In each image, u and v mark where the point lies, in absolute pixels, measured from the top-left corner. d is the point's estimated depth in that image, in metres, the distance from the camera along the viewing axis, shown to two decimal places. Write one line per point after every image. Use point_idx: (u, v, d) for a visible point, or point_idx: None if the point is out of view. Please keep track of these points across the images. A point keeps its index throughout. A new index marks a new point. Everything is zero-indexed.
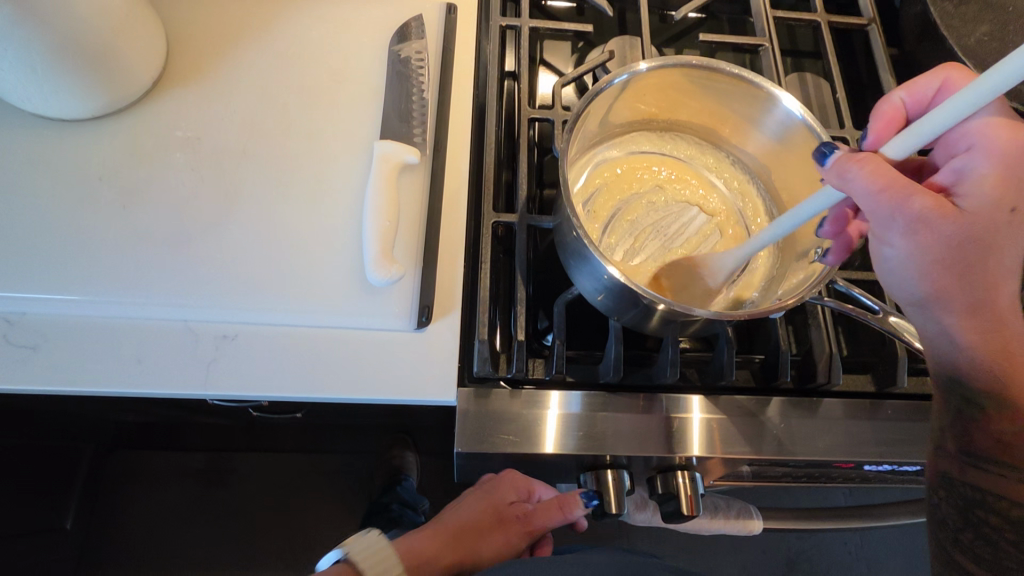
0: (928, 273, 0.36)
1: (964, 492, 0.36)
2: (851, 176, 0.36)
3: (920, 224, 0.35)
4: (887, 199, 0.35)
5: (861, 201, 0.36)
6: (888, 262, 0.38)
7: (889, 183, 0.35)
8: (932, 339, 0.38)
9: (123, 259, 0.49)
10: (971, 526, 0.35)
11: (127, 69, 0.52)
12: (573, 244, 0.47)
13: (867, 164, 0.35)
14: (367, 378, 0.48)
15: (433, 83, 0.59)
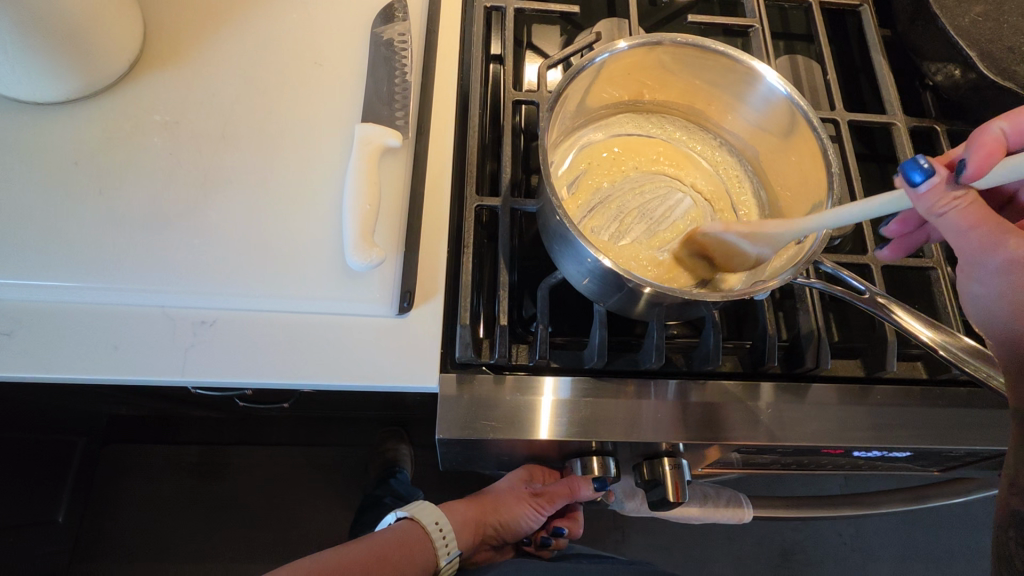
0: (1019, 305, 0.35)
1: (1019, 496, 0.33)
2: (946, 211, 0.35)
3: (1014, 266, 0.34)
4: (979, 236, 0.35)
5: (952, 238, 0.36)
6: (978, 301, 0.37)
7: (981, 219, 0.35)
8: (1012, 363, 0.36)
9: (100, 245, 0.48)
10: (1020, 521, 0.32)
11: (102, 51, 0.51)
12: (555, 227, 0.46)
13: (963, 201, 0.34)
14: (348, 364, 0.47)
15: (417, 66, 0.58)
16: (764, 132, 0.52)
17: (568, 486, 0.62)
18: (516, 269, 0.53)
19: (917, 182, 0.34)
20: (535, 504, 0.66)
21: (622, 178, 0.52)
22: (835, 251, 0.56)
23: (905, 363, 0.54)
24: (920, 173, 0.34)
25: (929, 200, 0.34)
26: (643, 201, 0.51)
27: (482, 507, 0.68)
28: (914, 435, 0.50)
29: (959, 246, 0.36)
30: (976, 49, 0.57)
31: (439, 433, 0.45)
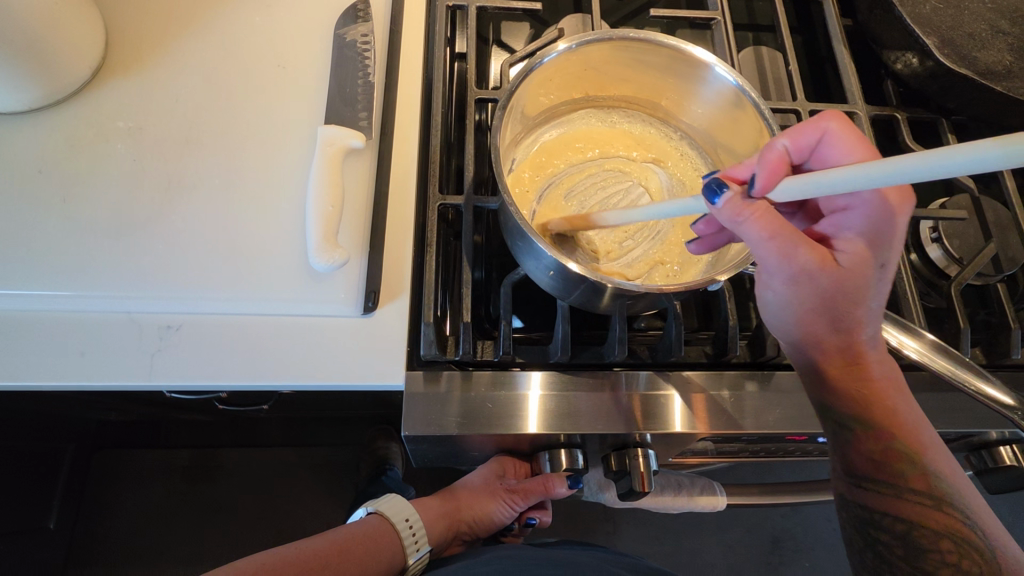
0: (804, 317, 0.40)
1: (858, 514, 0.43)
2: (744, 221, 0.36)
3: (803, 276, 0.38)
4: (775, 247, 0.36)
5: (752, 246, 0.37)
6: (770, 305, 0.42)
7: (777, 231, 0.36)
8: (804, 363, 0.43)
9: (66, 253, 0.49)
10: (870, 546, 0.42)
11: (63, 59, 0.51)
12: (515, 225, 0.46)
13: (756, 211, 0.35)
14: (314, 364, 0.47)
15: (381, 66, 0.58)
16: (719, 124, 0.52)
17: (544, 483, 0.65)
18: (482, 266, 0.54)
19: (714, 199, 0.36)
20: (508, 499, 0.67)
21: (582, 176, 0.53)
22: None
23: None
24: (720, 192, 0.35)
25: (727, 212, 0.36)
26: (603, 197, 0.51)
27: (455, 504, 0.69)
28: None
29: (757, 255, 0.37)
30: (936, 36, 0.58)
31: (405, 430, 0.46)
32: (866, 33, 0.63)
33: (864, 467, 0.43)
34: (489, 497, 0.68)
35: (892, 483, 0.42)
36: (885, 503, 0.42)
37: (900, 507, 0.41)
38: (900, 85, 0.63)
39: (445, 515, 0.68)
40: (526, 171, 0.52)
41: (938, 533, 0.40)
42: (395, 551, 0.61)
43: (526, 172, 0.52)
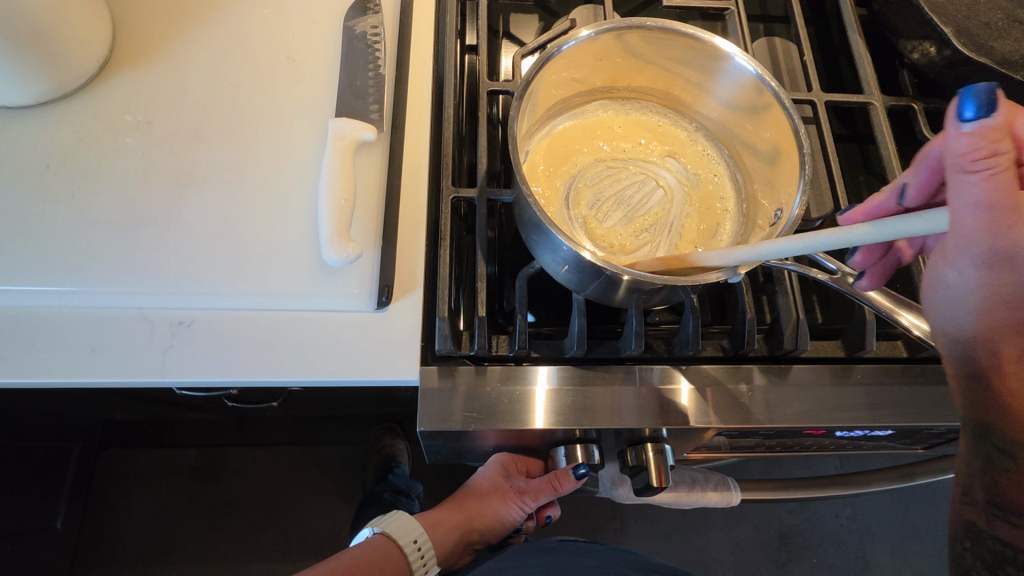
0: (988, 308, 0.33)
1: (988, 545, 0.34)
2: (977, 172, 0.30)
3: (1003, 260, 0.31)
4: (995, 217, 0.30)
5: (959, 211, 0.31)
6: (949, 289, 0.35)
7: (1013, 200, 0.30)
8: (960, 372, 0.36)
9: (76, 248, 0.48)
10: (975, 542, 0.35)
11: (70, 52, 0.51)
12: (530, 217, 0.46)
13: (1003, 165, 0.29)
14: (328, 360, 0.47)
15: (391, 59, 0.57)
16: (737, 114, 0.51)
17: (550, 482, 0.62)
18: (496, 260, 0.53)
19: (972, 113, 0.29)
20: (518, 500, 0.66)
21: (598, 168, 0.52)
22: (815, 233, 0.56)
23: (885, 342, 0.54)
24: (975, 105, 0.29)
25: (967, 143, 0.29)
26: (619, 190, 0.51)
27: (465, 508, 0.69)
28: (895, 412, 0.50)
29: (960, 223, 0.31)
30: (954, 25, 0.57)
31: (420, 426, 0.45)
32: (881, 23, 0.62)
33: (1017, 500, 0.33)
34: (499, 498, 0.67)
35: None
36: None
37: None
38: (916, 76, 0.62)
39: (457, 518, 0.69)
40: (545, 168, 0.51)
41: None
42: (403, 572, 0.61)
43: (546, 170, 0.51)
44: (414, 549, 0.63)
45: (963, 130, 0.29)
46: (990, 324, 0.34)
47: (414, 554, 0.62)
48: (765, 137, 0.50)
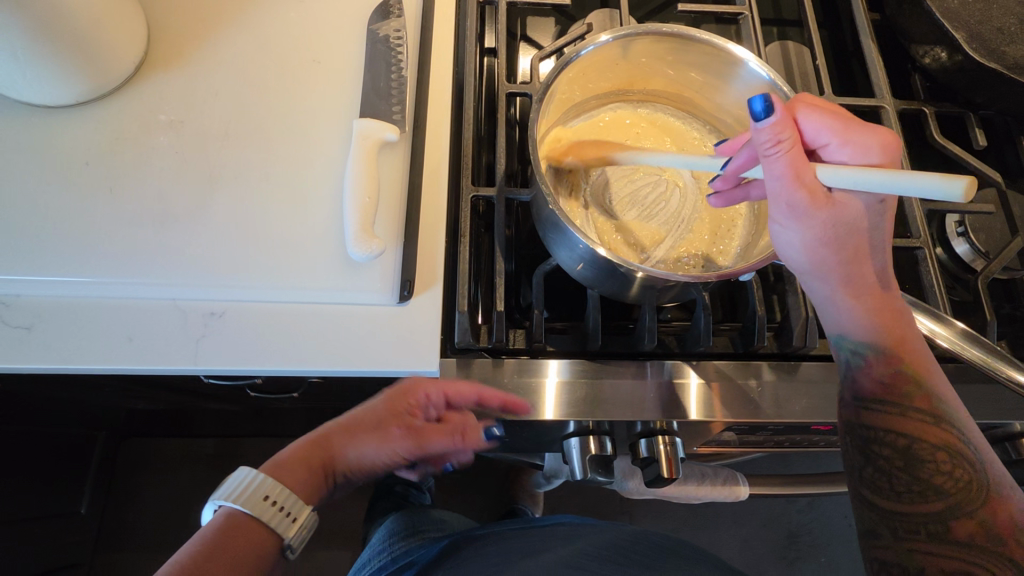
0: (819, 254, 0.40)
1: (861, 433, 0.41)
2: (773, 152, 0.36)
3: (829, 221, 0.38)
4: (797, 189, 0.37)
5: (772, 186, 0.38)
6: (784, 241, 0.41)
7: (800, 173, 0.37)
8: (822, 306, 0.44)
9: (113, 241, 0.51)
10: (871, 461, 0.40)
11: (108, 55, 0.53)
12: (548, 217, 0.47)
13: (789, 147, 0.36)
14: (352, 351, 0.49)
15: (413, 62, 0.59)
16: (751, 116, 0.53)
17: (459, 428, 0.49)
18: (513, 256, 0.55)
19: (761, 113, 0.35)
20: (405, 437, 0.50)
21: (614, 168, 0.53)
22: None
23: None
24: (764, 106, 0.35)
25: (768, 134, 0.36)
26: (634, 190, 0.52)
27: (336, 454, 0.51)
28: None
29: (770, 192, 0.38)
30: (965, 30, 0.58)
31: (441, 416, 0.47)
32: (894, 27, 0.63)
33: (871, 390, 0.42)
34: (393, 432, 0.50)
35: (897, 404, 0.40)
36: (890, 422, 0.40)
37: (922, 431, 0.39)
38: (928, 80, 0.63)
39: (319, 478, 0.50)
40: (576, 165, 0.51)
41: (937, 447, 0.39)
42: (261, 543, 0.45)
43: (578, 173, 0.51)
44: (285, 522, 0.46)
45: (759, 126, 0.36)
46: (836, 269, 0.41)
47: (274, 519, 0.45)
48: None
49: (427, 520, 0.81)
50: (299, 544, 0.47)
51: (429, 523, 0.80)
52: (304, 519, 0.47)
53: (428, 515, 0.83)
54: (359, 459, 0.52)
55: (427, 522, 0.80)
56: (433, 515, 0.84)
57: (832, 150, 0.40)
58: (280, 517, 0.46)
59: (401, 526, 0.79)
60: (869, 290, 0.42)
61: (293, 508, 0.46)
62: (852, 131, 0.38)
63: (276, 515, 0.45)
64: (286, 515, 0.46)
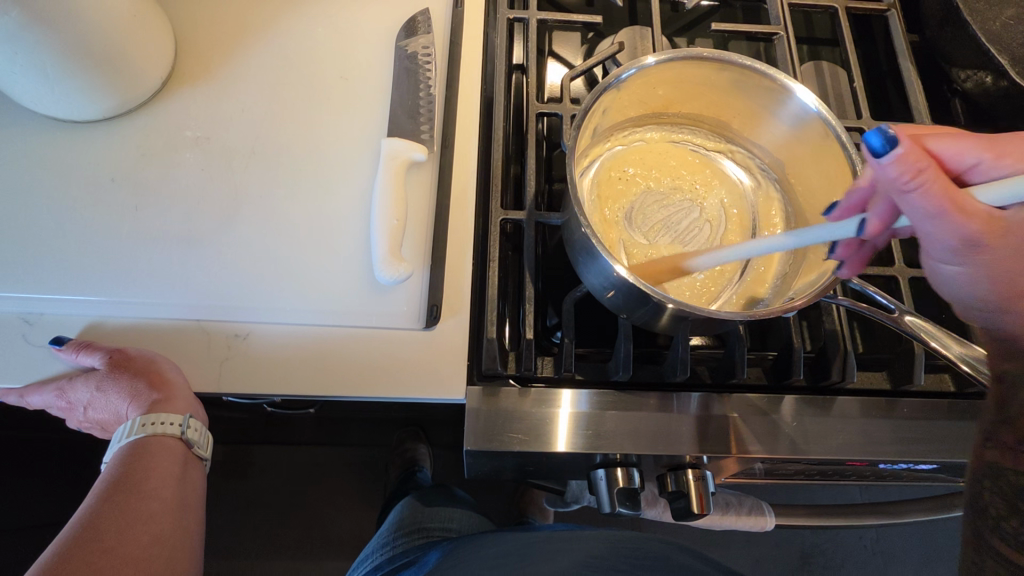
0: (986, 281, 0.36)
1: (1008, 476, 0.30)
2: (913, 187, 0.33)
3: (969, 246, 0.34)
4: (948, 220, 0.33)
5: (915, 218, 0.35)
6: (946, 275, 0.38)
7: (955, 203, 0.33)
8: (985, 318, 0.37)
9: (138, 258, 0.50)
10: (1020, 511, 0.29)
11: (137, 69, 0.52)
12: (580, 242, 0.46)
13: (930, 179, 0.33)
14: (377, 376, 0.48)
15: (441, 79, 0.58)
16: (792, 144, 0.51)
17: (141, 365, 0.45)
18: (540, 279, 0.54)
19: (879, 148, 0.32)
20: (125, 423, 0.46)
21: (646, 193, 0.52)
22: (860, 261, 0.55)
23: (933, 375, 0.53)
24: (881, 140, 0.32)
25: (894, 169, 0.33)
26: (667, 216, 0.51)
27: (132, 350, 0.45)
28: (942, 448, 0.49)
29: (921, 226, 0.35)
30: (1008, 54, 0.57)
31: (469, 446, 0.46)
32: (933, 50, 0.61)
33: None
34: (134, 382, 0.45)
35: None
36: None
37: None
38: (968, 104, 0.61)
39: (142, 394, 0.45)
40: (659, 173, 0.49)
41: None
42: (170, 457, 0.48)
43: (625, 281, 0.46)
44: (174, 430, 0.47)
45: (882, 162, 0.33)
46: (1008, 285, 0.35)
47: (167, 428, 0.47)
48: (819, 170, 0.50)
49: (437, 516, 0.79)
50: (206, 445, 0.51)
51: (437, 519, 0.79)
52: (192, 423, 0.48)
53: (440, 508, 0.81)
54: (152, 467, 0.46)
55: (434, 518, 0.79)
56: (445, 507, 0.82)
57: (979, 169, 0.37)
58: (170, 427, 0.47)
59: (406, 521, 0.79)
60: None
61: (175, 418, 0.47)
62: (999, 143, 0.37)
63: (163, 429, 0.46)
64: (175, 426, 0.47)
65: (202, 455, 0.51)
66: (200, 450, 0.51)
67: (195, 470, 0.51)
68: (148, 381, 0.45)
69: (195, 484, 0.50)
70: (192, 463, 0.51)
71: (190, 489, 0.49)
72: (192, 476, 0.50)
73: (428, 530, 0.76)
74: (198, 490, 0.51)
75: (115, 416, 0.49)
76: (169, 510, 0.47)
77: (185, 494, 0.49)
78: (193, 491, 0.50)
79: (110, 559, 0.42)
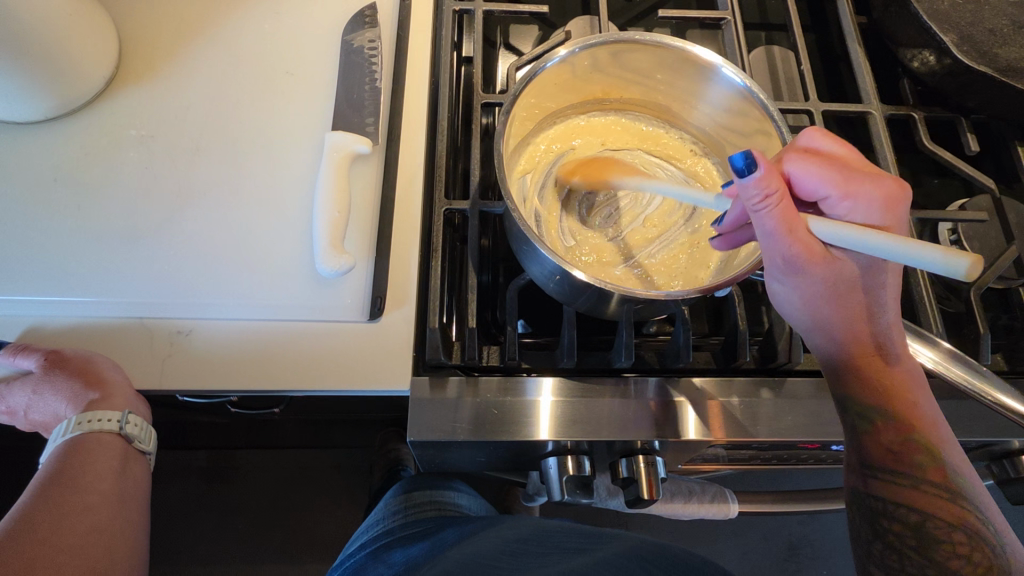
0: (813, 307, 0.39)
1: (869, 505, 0.40)
2: (762, 209, 0.34)
3: (800, 274, 0.37)
4: (788, 243, 0.36)
5: (766, 243, 0.36)
6: (781, 299, 0.41)
7: (791, 226, 0.35)
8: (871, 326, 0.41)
9: (79, 258, 0.50)
10: (880, 537, 0.39)
11: (78, 68, 0.52)
12: (518, 234, 0.45)
13: (777, 203, 0.34)
14: (321, 369, 0.48)
15: (388, 72, 0.58)
16: (728, 123, 0.52)
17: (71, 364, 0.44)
18: (486, 271, 0.54)
19: (740, 168, 0.34)
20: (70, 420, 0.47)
21: (588, 179, 0.52)
22: None
23: None
24: (744, 162, 0.34)
25: (756, 188, 0.34)
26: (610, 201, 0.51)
27: (69, 351, 0.45)
28: None
29: (765, 247, 0.37)
30: (955, 33, 0.56)
31: (411, 437, 0.45)
32: (881, 31, 0.61)
33: (878, 458, 0.40)
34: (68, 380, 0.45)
35: (906, 473, 0.39)
36: (899, 496, 0.39)
37: (913, 497, 0.39)
38: (917, 84, 0.61)
39: (78, 393, 0.45)
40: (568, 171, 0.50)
41: (949, 525, 0.38)
42: (109, 451, 0.48)
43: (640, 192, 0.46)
44: (112, 425, 0.47)
45: (745, 181, 0.34)
46: (837, 328, 0.40)
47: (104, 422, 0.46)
48: (757, 150, 0.50)
49: (443, 494, 0.78)
50: (148, 439, 0.51)
51: (447, 496, 0.78)
52: (132, 419, 0.48)
53: (445, 485, 0.81)
54: (89, 462, 0.47)
55: (445, 494, 0.78)
56: (450, 485, 0.82)
57: (831, 202, 0.38)
58: (108, 423, 0.47)
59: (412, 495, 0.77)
60: (864, 346, 0.40)
61: (112, 415, 0.47)
62: (854, 183, 0.37)
63: (99, 425, 0.46)
64: (113, 422, 0.47)
65: (147, 449, 0.51)
66: (142, 445, 0.50)
67: (139, 464, 0.51)
68: (83, 377, 0.45)
69: (138, 478, 0.51)
70: (135, 459, 0.51)
71: (132, 483, 0.50)
72: (135, 471, 0.51)
73: (441, 505, 0.76)
74: (143, 482, 0.51)
75: (56, 418, 0.49)
76: (107, 502, 0.48)
77: (126, 488, 0.49)
78: (136, 485, 0.50)
79: (43, 550, 0.44)
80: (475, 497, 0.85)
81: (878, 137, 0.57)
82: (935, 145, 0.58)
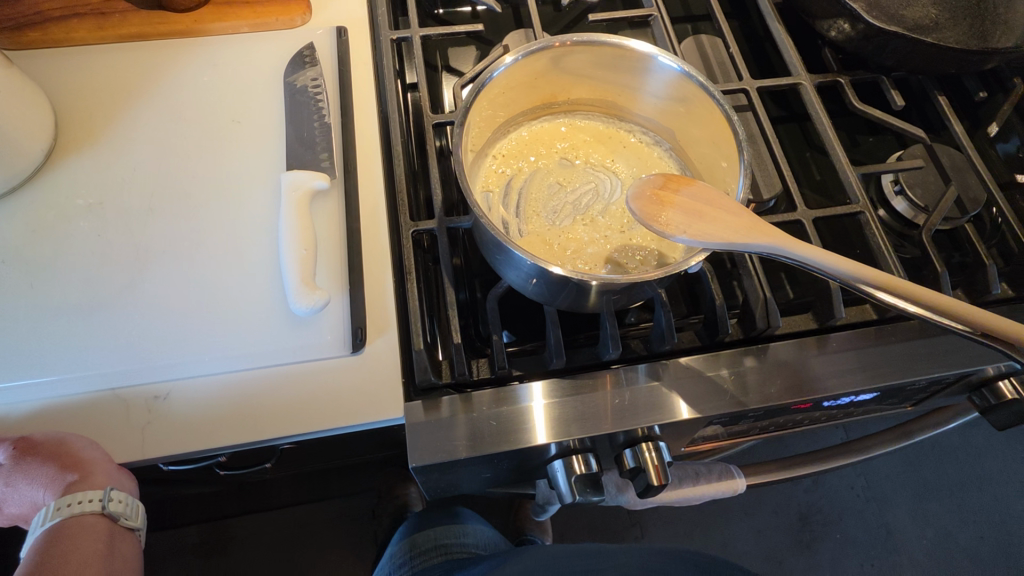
0: None
1: None
2: None
3: None
4: None
5: None
6: None
7: None
8: None
9: (39, 337, 0.48)
10: None
11: (14, 145, 0.51)
12: (489, 240, 0.45)
13: None
14: (309, 409, 0.46)
15: (335, 107, 0.58)
16: (671, 109, 0.54)
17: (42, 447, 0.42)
18: (463, 288, 0.54)
19: None
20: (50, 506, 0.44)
21: (549, 179, 0.53)
22: (772, 212, 0.57)
23: (854, 307, 0.56)
24: None
25: None
26: (574, 197, 0.52)
27: (39, 435, 0.43)
28: (877, 373, 0.50)
29: None
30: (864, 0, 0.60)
31: (413, 463, 0.44)
32: (797, 8, 0.65)
33: None
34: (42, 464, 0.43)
35: None
36: None
37: None
38: (839, 52, 0.65)
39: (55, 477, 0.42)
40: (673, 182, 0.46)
41: None
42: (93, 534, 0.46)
43: (652, 190, 0.45)
44: (93, 506, 0.45)
45: None
46: None
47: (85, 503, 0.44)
48: (703, 127, 0.52)
49: (450, 529, 0.76)
50: (136, 515, 0.48)
51: (454, 534, 0.76)
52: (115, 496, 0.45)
53: (450, 520, 0.79)
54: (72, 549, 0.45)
55: (450, 532, 0.76)
56: (456, 518, 0.80)
57: None
58: (89, 504, 0.44)
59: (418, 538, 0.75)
60: None
61: (94, 495, 0.44)
62: None
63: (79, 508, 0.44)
64: (95, 502, 0.44)
65: (136, 525, 0.49)
66: (129, 521, 0.48)
67: (128, 543, 0.49)
68: (58, 460, 0.42)
69: (129, 555, 0.48)
70: (124, 537, 0.48)
71: (122, 563, 0.47)
72: (124, 550, 0.48)
73: (445, 546, 0.74)
74: (134, 560, 0.49)
75: (35, 507, 0.46)
76: None
77: (115, 570, 0.47)
78: (126, 563, 0.48)
79: None
80: (485, 522, 0.83)
81: (813, 104, 0.60)
82: (864, 104, 0.61)
